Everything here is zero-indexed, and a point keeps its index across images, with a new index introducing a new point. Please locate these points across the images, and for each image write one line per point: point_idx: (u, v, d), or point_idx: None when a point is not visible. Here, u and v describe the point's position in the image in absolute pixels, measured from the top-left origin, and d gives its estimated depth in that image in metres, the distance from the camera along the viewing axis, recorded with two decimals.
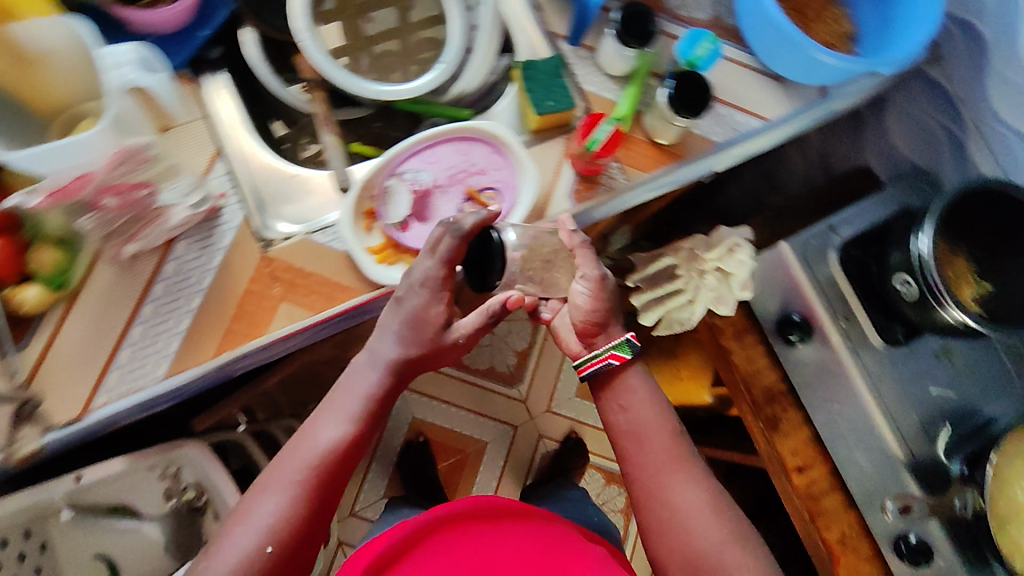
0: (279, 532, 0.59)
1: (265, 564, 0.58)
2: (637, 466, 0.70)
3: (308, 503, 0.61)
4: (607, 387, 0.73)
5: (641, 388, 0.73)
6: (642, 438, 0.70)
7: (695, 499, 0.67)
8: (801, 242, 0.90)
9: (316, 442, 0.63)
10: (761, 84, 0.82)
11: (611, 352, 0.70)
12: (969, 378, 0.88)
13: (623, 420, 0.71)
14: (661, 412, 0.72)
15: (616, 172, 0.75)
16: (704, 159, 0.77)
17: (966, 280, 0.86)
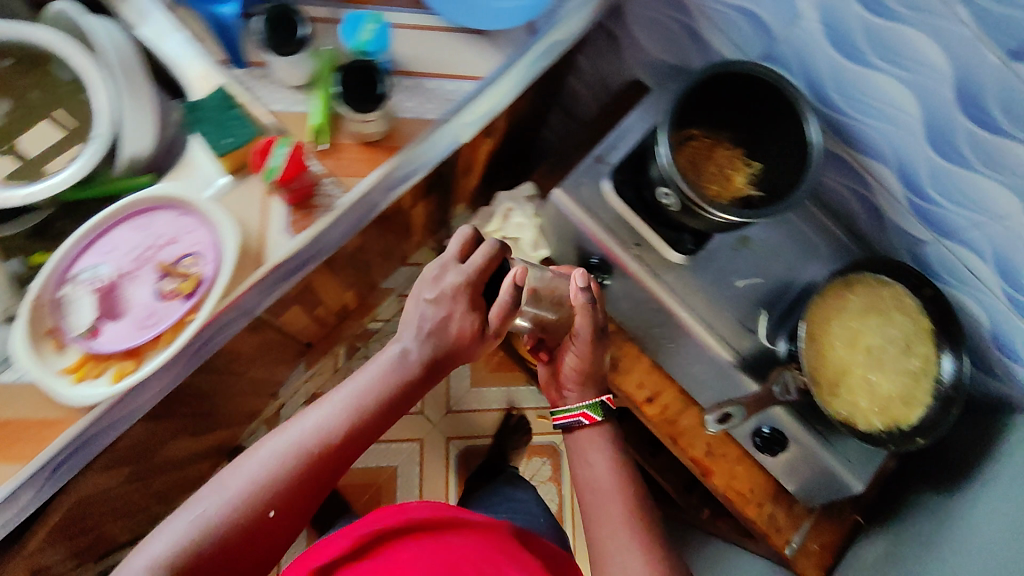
0: (270, 495, 0.64)
1: (252, 519, 0.63)
2: (599, 517, 0.78)
3: (309, 469, 0.67)
4: (578, 447, 0.85)
5: (604, 452, 0.83)
6: (604, 495, 0.79)
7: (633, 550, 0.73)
8: (572, 186, 0.87)
9: (332, 415, 0.70)
10: (461, 42, 0.75)
11: (583, 410, 0.84)
12: (773, 259, 0.88)
13: (585, 475, 0.82)
14: (617, 468, 0.82)
15: (331, 188, 0.69)
16: (420, 143, 0.71)
17: (735, 167, 0.85)
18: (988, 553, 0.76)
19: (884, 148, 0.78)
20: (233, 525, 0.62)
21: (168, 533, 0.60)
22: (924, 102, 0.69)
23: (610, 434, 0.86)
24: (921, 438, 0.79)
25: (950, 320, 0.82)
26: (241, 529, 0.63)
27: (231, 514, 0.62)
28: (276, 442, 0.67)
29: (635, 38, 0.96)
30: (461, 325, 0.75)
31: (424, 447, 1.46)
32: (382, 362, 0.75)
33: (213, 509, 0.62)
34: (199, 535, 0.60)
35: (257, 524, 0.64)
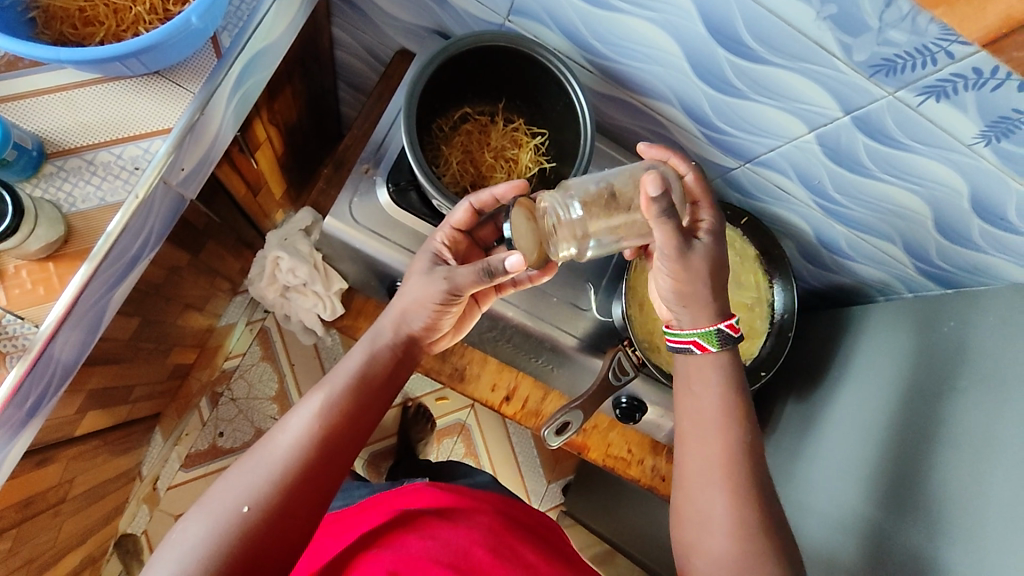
0: (268, 494, 0.51)
1: (241, 532, 0.49)
2: (690, 455, 0.60)
3: (292, 479, 0.52)
4: (682, 377, 0.64)
5: (714, 391, 0.61)
6: (700, 423, 0.60)
7: (715, 496, 0.57)
8: (343, 208, 0.74)
9: (315, 408, 0.56)
10: (128, 91, 0.60)
11: (695, 338, 0.61)
12: None
13: (690, 402, 0.62)
14: (722, 399, 0.60)
15: (18, 326, 0.56)
16: (116, 229, 0.58)
17: (519, 142, 0.75)
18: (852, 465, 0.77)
19: (661, 88, 0.71)
20: (219, 558, 0.48)
21: (174, 552, 0.48)
22: (680, 41, 0.61)
23: (733, 367, 0.61)
24: (765, 372, 0.77)
25: (771, 244, 0.79)
26: (227, 556, 0.48)
27: (225, 520, 0.49)
28: (277, 439, 0.54)
29: (380, 6, 0.80)
30: (427, 302, 0.60)
31: None
32: (350, 355, 0.61)
33: (187, 544, 0.48)
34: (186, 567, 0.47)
35: (240, 563, 0.48)
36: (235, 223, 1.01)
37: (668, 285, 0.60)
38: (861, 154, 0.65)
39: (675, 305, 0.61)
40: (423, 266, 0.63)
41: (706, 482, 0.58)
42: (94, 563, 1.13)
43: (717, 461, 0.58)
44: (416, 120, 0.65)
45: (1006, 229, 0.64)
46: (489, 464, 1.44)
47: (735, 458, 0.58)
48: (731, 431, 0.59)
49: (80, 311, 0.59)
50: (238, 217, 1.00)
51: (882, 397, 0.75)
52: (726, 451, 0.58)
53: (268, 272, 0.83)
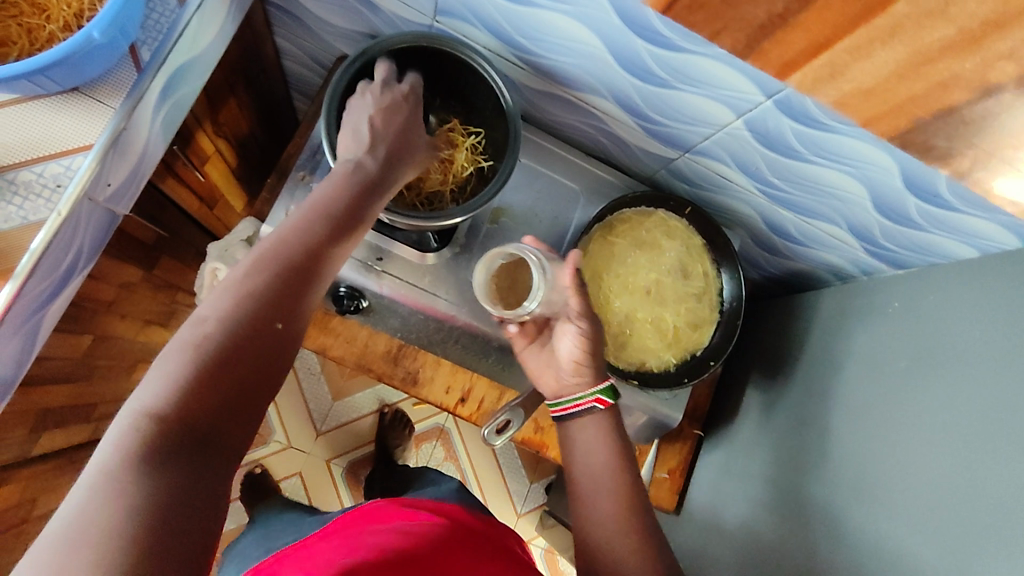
0: (273, 296, 0.46)
1: (252, 333, 0.44)
2: (591, 518, 0.61)
3: (289, 290, 0.47)
4: (566, 443, 0.66)
5: (601, 455, 0.63)
6: (592, 491, 0.61)
7: (627, 549, 0.58)
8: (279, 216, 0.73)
9: (305, 220, 0.50)
10: (48, 110, 0.60)
11: (596, 396, 0.63)
12: (538, 222, 0.81)
13: (580, 466, 0.63)
14: (613, 458, 0.62)
15: None
16: (42, 247, 0.58)
17: (455, 142, 0.75)
18: (814, 450, 0.76)
19: (591, 81, 0.71)
20: (225, 360, 0.42)
21: (168, 363, 0.41)
22: (596, 31, 0.61)
23: (618, 430, 0.64)
24: (714, 362, 0.77)
25: (716, 234, 0.79)
26: (235, 357, 0.43)
27: (237, 329, 0.43)
28: (270, 242, 0.49)
29: (313, 13, 0.81)
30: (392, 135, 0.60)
31: (305, 476, 1.37)
32: (331, 176, 0.55)
33: (187, 347, 0.42)
34: (192, 375, 0.41)
35: (250, 366, 0.43)
36: (191, 236, 1.01)
37: (573, 355, 0.64)
38: (790, 137, 0.64)
39: (575, 372, 0.65)
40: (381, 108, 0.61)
41: (613, 538, 0.59)
42: None
43: (613, 521, 0.60)
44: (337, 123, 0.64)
45: (940, 207, 0.62)
46: (468, 467, 1.43)
47: (636, 513, 0.60)
48: (624, 489, 0.61)
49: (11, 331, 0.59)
50: (193, 230, 1.01)
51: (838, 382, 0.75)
52: (626, 509, 0.60)
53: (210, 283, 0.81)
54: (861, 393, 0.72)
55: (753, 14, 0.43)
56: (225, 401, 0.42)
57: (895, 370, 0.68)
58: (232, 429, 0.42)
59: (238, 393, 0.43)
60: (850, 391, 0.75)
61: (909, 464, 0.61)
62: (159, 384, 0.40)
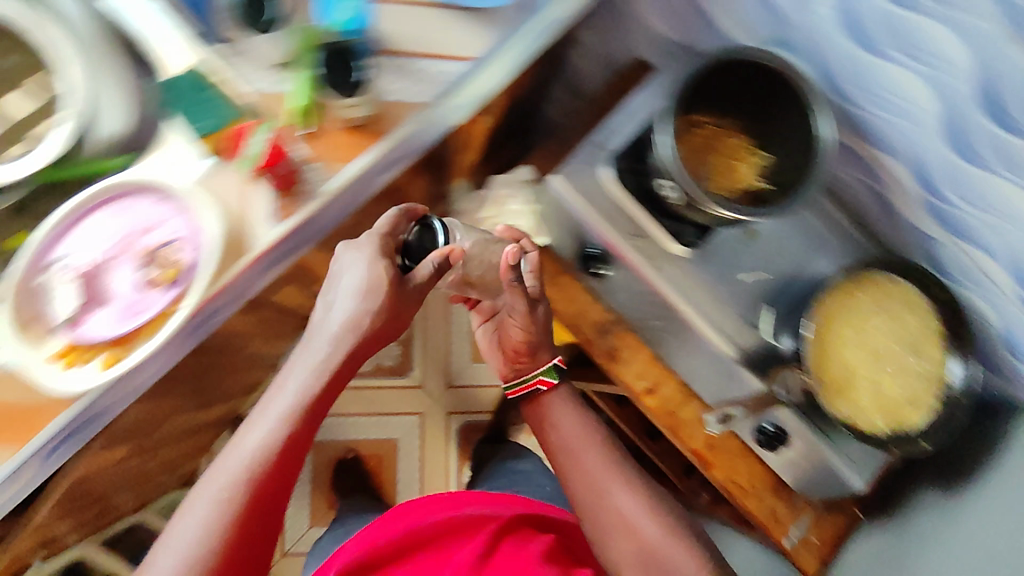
0: (253, 478, 0.61)
1: (238, 511, 0.60)
2: (579, 483, 0.77)
3: (254, 501, 0.61)
4: (539, 420, 0.82)
5: (569, 418, 0.80)
6: (573, 456, 0.77)
7: (630, 497, 0.74)
8: (572, 172, 0.83)
9: (222, 486, 0.60)
10: (450, 18, 0.71)
11: (540, 376, 0.81)
12: (780, 254, 0.85)
13: (556, 437, 0.79)
14: (592, 424, 0.80)
15: (315, 173, 0.67)
16: (415, 124, 0.69)
17: (740, 158, 0.81)
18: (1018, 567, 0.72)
19: (898, 145, 0.75)
20: (228, 527, 0.59)
21: (191, 524, 0.59)
22: (943, 101, 0.67)
23: (571, 398, 0.83)
24: (926, 442, 0.75)
25: (962, 326, 0.76)
26: (229, 529, 0.59)
27: (226, 512, 0.59)
28: (247, 440, 0.63)
29: (642, 15, 0.91)
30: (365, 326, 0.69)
31: (425, 419, 1.46)
32: (324, 341, 0.67)
33: (192, 525, 0.59)
34: (215, 538, 0.58)
35: (257, 516, 0.61)
36: (442, 171, 1.13)
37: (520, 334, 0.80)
38: None
39: (519, 353, 0.81)
40: (361, 303, 0.68)
41: (604, 485, 0.75)
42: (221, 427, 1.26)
43: (603, 466, 0.76)
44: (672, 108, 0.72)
45: None
46: None
47: (621, 462, 0.77)
48: (611, 451, 0.78)
49: (354, 188, 0.68)
50: (445, 166, 1.12)
51: None
52: (603, 454, 0.77)
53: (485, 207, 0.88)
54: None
55: None
56: (240, 550, 0.59)
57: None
58: (252, 553, 0.60)
59: (255, 532, 0.60)
60: None
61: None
62: (178, 548, 0.58)
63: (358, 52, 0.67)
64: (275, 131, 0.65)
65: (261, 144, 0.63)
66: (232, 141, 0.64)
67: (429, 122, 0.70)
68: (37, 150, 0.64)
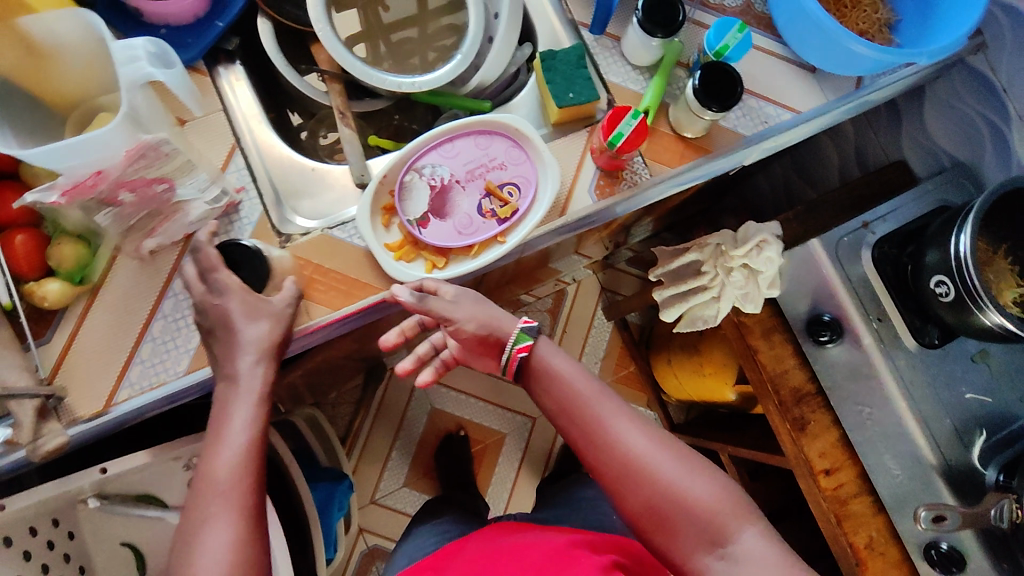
0: (220, 511, 0.53)
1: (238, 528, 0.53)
2: (581, 438, 0.65)
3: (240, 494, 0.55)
4: (529, 376, 0.67)
5: (561, 367, 0.66)
6: (576, 413, 0.65)
7: (640, 437, 0.63)
8: (831, 240, 0.87)
9: (223, 497, 0.54)
10: (792, 73, 0.78)
11: (515, 346, 0.64)
12: (1009, 384, 0.85)
13: (554, 401, 0.66)
14: (597, 387, 0.66)
15: (640, 166, 0.73)
16: (735, 153, 0.75)
17: (1003, 282, 0.83)
18: None
19: None
20: None
21: None
22: None
23: (556, 350, 0.67)
24: None
25: None
26: None
27: None
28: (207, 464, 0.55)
29: (925, 124, 0.97)
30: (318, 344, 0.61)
31: (536, 425, 1.49)
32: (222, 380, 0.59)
33: None
34: None
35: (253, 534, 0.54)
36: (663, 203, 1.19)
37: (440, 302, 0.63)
38: None
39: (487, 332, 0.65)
40: (264, 325, 0.59)
41: (613, 413, 0.65)
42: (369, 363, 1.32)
43: (612, 411, 0.65)
44: (983, 215, 0.74)
45: None
46: None
47: (637, 416, 0.65)
48: (606, 400, 0.65)
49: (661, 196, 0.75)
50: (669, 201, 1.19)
51: None
52: (601, 398, 0.65)
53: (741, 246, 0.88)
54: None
55: None
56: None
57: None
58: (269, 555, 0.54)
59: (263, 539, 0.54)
60: None
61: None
62: None
63: (736, 72, 0.70)
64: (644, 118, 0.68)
65: (631, 127, 0.66)
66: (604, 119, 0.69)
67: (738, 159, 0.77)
68: (432, 75, 0.71)
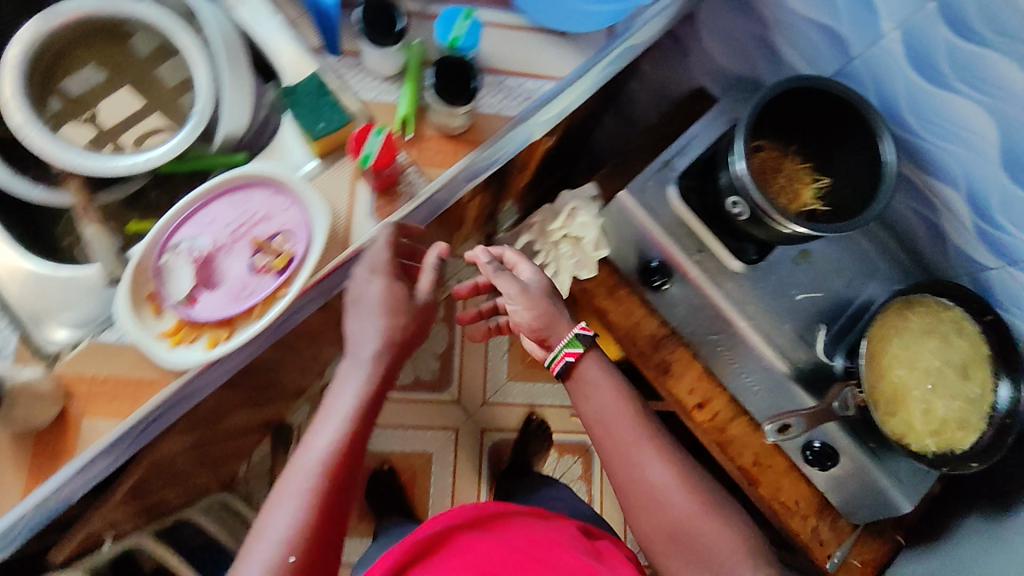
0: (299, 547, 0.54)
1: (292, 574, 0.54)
2: (611, 451, 0.71)
3: (336, 480, 0.57)
4: (574, 387, 0.74)
5: (601, 381, 0.73)
6: (609, 427, 0.71)
7: (663, 464, 0.68)
8: (637, 188, 0.88)
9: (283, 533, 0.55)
10: (544, 42, 0.77)
11: (566, 349, 0.72)
12: (835, 274, 0.89)
13: (588, 412, 0.72)
14: (639, 408, 0.72)
15: (414, 175, 0.71)
16: (504, 137, 0.74)
17: (801, 181, 0.85)
18: None
19: (955, 171, 0.79)
20: None
21: None
22: (1004, 128, 0.70)
23: (602, 359, 0.75)
24: (976, 463, 0.78)
25: (1011, 348, 0.82)
26: None
27: None
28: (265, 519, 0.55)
29: (705, 49, 0.98)
30: (388, 345, 0.63)
31: (460, 435, 1.47)
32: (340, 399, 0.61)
33: None
34: None
35: None
36: (500, 190, 1.18)
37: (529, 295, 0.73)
38: None
39: (538, 330, 0.73)
40: None
41: (640, 428, 0.70)
42: (265, 429, 1.28)
43: (637, 426, 0.71)
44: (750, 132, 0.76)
45: None
46: (597, 491, 1.48)
47: (664, 439, 0.70)
48: (642, 419, 0.71)
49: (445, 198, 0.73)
50: (506, 185, 1.18)
51: None
52: (638, 417, 0.71)
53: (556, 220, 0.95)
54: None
55: None
56: None
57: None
58: None
59: None
60: None
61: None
62: None
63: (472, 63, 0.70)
64: (390, 131, 0.67)
65: (376, 145, 0.65)
66: (352, 141, 0.67)
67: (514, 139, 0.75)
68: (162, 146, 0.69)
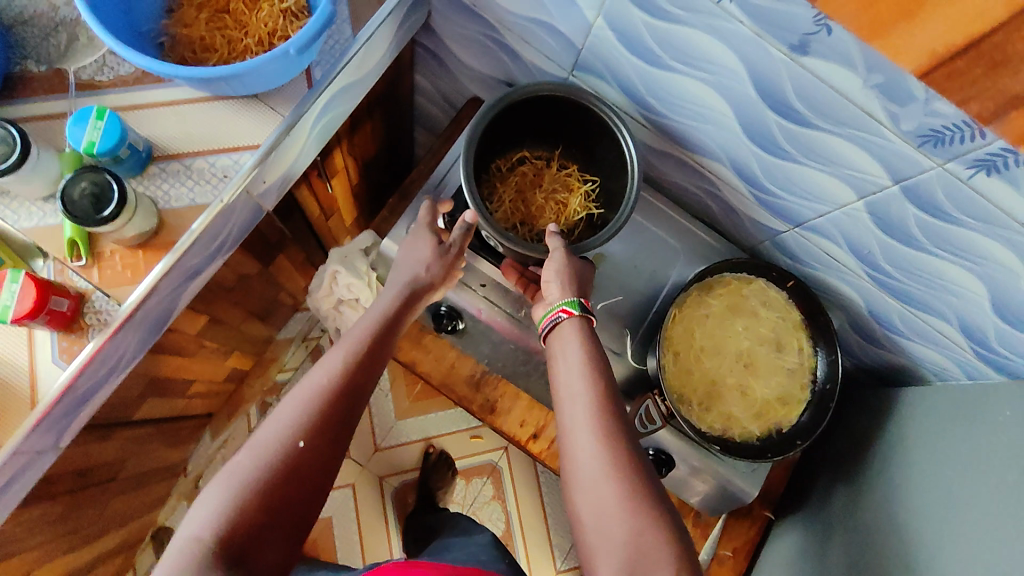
0: (286, 447, 0.51)
1: (292, 461, 0.51)
2: (562, 428, 0.58)
3: (347, 392, 0.57)
4: (552, 354, 0.64)
5: (568, 350, 0.62)
6: (561, 408, 0.59)
7: (593, 446, 0.54)
8: (400, 232, 0.81)
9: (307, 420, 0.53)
10: (232, 110, 0.68)
11: (560, 306, 0.65)
12: (637, 271, 0.83)
13: (559, 371, 0.61)
14: (596, 373, 0.59)
15: (103, 302, 0.64)
16: (197, 229, 0.65)
17: (571, 187, 0.80)
18: (903, 558, 0.72)
19: (712, 147, 0.73)
20: (237, 516, 0.47)
21: (193, 528, 0.47)
22: (731, 100, 0.63)
23: (592, 335, 0.64)
24: (800, 442, 0.77)
25: (818, 311, 0.77)
26: (231, 524, 0.47)
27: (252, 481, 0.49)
28: (273, 419, 0.53)
29: (458, 56, 0.89)
30: (433, 277, 0.70)
31: (358, 489, 1.41)
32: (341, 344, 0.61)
33: (207, 511, 0.48)
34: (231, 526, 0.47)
35: (255, 507, 0.48)
36: (307, 241, 1.09)
37: (560, 269, 0.67)
38: (912, 226, 0.64)
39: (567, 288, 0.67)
40: None
41: (577, 403, 0.57)
42: (132, 546, 1.19)
43: (581, 401, 0.57)
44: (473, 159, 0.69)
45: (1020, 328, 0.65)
46: (514, 509, 1.43)
47: (609, 411, 0.57)
48: (599, 392, 0.58)
49: (147, 316, 0.66)
50: (311, 235, 1.09)
51: (943, 483, 0.71)
52: (591, 392, 0.58)
53: (321, 289, 0.97)
54: (944, 483, 0.71)
55: (1008, 85, 0.43)
56: (261, 525, 0.48)
57: (972, 468, 0.68)
58: (275, 543, 0.49)
59: (292, 510, 0.50)
60: (941, 497, 0.71)
61: (978, 553, 0.61)
62: (203, 517, 0.48)
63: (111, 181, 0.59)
64: (31, 271, 0.59)
65: (12, 296, 0.57)
66: None
67: (217, 228, 0.67)
68: None
